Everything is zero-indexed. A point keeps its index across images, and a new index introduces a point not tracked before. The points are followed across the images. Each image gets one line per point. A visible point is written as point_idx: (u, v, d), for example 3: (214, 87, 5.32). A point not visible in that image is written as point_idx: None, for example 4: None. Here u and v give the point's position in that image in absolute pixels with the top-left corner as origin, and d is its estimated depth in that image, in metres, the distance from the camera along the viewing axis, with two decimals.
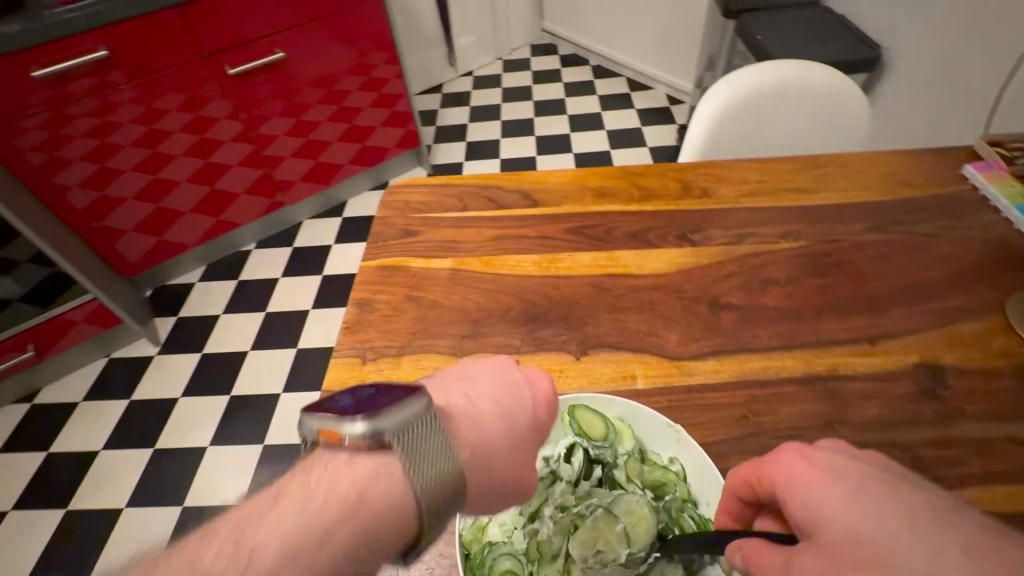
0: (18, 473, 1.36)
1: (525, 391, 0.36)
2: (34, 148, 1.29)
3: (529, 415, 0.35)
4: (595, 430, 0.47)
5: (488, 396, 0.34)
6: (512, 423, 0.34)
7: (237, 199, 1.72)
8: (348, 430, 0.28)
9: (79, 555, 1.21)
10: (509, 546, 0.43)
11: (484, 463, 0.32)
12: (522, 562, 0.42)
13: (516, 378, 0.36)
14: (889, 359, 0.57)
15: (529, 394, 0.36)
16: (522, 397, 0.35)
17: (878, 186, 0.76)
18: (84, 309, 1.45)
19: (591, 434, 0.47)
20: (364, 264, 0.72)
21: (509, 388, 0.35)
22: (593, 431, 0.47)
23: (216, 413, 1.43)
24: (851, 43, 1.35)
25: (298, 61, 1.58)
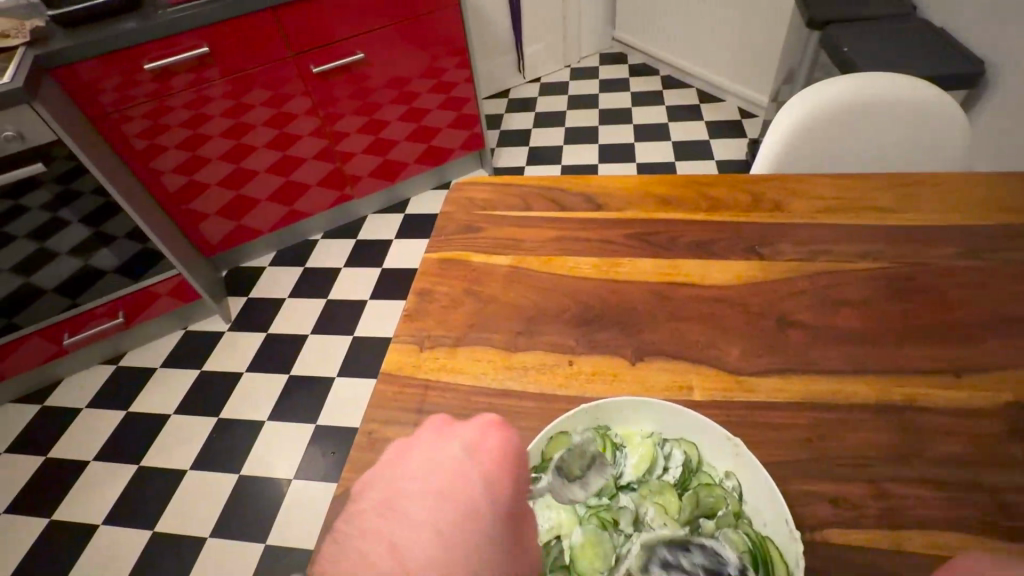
0: (100, 428, 1.49)
1: (459, 465, 0.29)
2: (137, 134, 1.42)
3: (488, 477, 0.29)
4: (638, 451, 0.46)
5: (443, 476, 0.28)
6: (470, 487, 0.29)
7: (309, 190, 1.82)
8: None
9: (146, 510, 1.31)
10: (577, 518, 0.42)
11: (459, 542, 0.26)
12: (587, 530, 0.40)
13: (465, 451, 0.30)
14: (977, 394, 0.52)
15: (471, 470, 0.28)
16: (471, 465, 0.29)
17: (974, 210, 0.70)
18: (168, 283, 1.57)
19: (634, 452, 0.46)
20: (427, 256, 0.75)
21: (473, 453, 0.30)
22: (635, 447, 0.47)
23: (275, 391, 1.51)
24: (951, 58, 1.26)
25: (376, 63, 1.65)
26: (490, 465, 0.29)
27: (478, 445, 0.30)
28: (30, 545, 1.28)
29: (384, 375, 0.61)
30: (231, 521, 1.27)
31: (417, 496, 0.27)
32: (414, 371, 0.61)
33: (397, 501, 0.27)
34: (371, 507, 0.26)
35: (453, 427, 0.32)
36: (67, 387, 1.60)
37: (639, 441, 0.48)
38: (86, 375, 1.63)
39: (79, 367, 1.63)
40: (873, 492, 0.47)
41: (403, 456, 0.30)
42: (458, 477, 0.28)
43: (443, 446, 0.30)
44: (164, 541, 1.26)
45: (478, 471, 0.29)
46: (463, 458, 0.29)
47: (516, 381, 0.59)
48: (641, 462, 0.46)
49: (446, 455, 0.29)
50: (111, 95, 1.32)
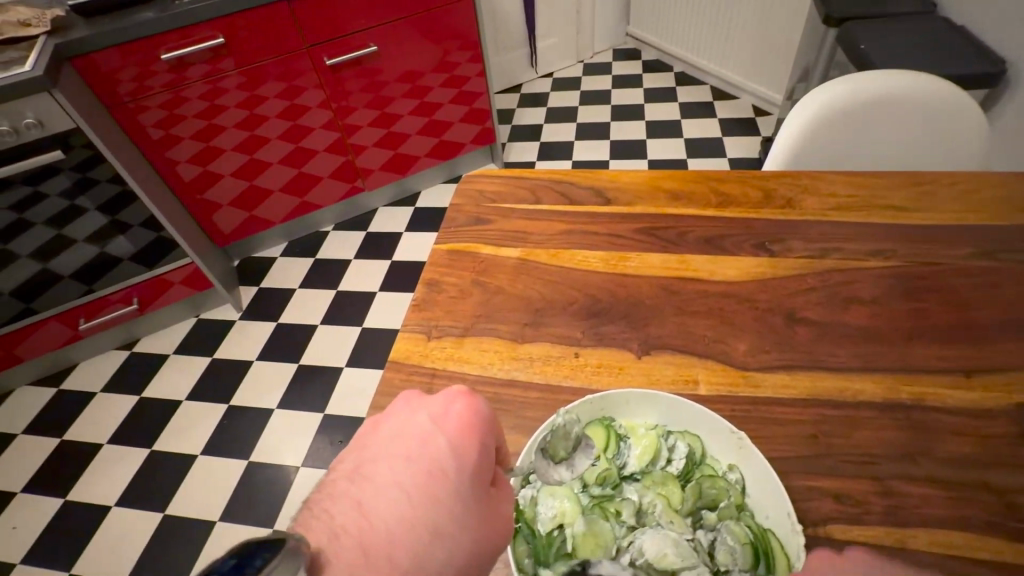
0: (113, 412, 1.52)
1: (424, 433, 0.31)
2: (153, 124, 1.44)
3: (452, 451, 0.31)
4: (641, 443, 0.47)
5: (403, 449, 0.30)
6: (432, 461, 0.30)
7: (321, 182, 1.84)
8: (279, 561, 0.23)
9: (157, 493, 1.34)
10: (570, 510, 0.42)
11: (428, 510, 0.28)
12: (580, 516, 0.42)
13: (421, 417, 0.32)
14: (987, 395, 0.52)
15: (437, 437, 0.30)
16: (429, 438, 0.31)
17: (990, 210, 0.69)
18: (181, 271, 1.60)
19: (637, 444, 0.47)
20: (436, 246, 0.75)
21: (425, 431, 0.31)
22: (639, 439, 0.47)
23: (285, 379, 1.53)
24: (971, 56, 1.23)
25: (389, 57, 1.65)
26: (455, 433, 0.31)
27: (446, 417, 0.32)
28: (45, 524, 1.32)
29: (392, 363, 0.62)
30: (240, 506, 1.29)
31: (385, 462, 0.29)
32: (421, 360, 0.62)
33: (367, 469, 0.29)
34: (340, 475, 0.29)
35: (422, 399, 0.33)
36: (82, 372, 1.63)
37: (643, 431, 0.48)
38: (100, 360, 1.66)
39: (94, 352, 1.66)
40: (878, 489, 0.47)
41: (373, 426, 0.32)
42: (424, 444, 0.30)
43: (412, 416, 0.32)
44: (174, 524, 1.28)
45: (445, 440, 0.31)
46: (429, 428, 0.31)
47: (522, 372, 0.59)
48: (644, 453, 0.46)
49: (412, 425, 0.31)
50: (129, 84, 1.34)
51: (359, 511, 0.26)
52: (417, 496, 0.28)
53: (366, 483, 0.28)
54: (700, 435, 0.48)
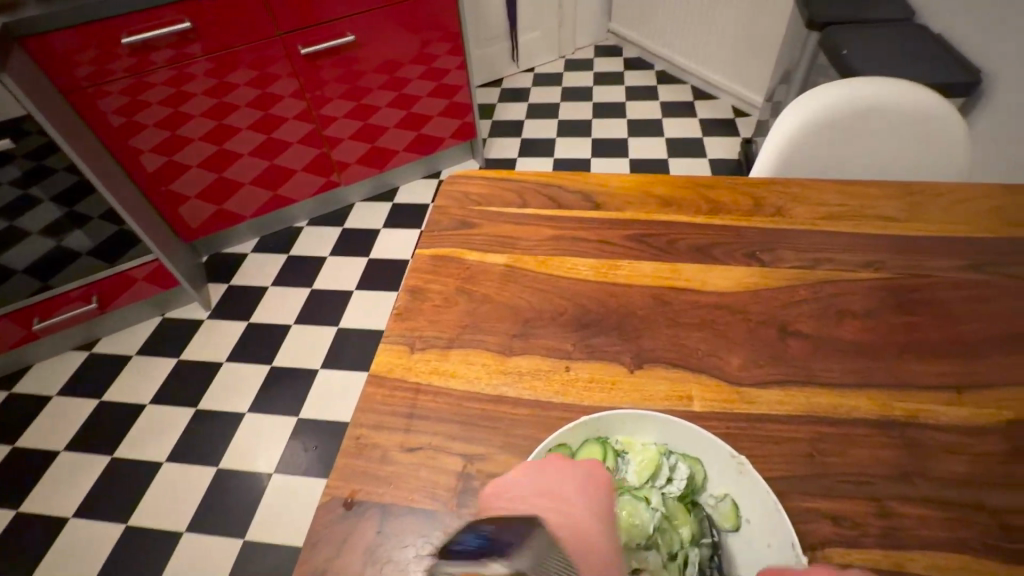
0: (71, 417, 1.43)
1: (590, 483, 0.36)
2: (115, 111, 1.35)
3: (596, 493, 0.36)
4: (641, 458, 0.45)
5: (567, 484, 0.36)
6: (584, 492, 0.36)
7: (294, 175, 1.77)
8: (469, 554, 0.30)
9: (119, 503, 1.27)
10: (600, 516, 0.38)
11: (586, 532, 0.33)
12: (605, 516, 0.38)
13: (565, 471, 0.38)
14: (979, 412, 0.52)
15: (600, 494, 0.36)
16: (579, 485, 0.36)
17: (975, 222, 0.70)
18: (145, 268, 1.51)
19: (636, 458, 0.45)
20: (419, 251, 0.72)
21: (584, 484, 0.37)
22: (638, 455, 0.45)
23: (257, 382, 1.47)
24: (948, 65, 1.26)
25: (366, 47, 1.59)
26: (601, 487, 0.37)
27: (602, 481, 0.37)
28: None
29: (373, 377, 0.59)
30: (210, 515, 1.24)
31: (568, 489, 0.35)
32: (405, 374, 0.59)
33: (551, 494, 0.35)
34: (531, 493, 0.36)
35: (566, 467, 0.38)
36: (36, 374, 1.54)
37: (641, 446, 0.46)
38: (56, 361, 1.57)
39: (51, 353, 1.57)
40: (875, 510, 0.46)
41: (541, 470, 0.38)
42: (593, 490, 0.36)
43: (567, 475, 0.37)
44: (138, 535, 1.22)
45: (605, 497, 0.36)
46: (589, 482, 0.37)
47: (511, 387, 0.57)
48: (642, 469, 0.44)
49: (581, 474, 0.37)
50: (87, 68, 1.26)
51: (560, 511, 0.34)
52: (599, 518, 0.34)
53: (562, 498, 0.35)
54: (702, 459, 0.46)
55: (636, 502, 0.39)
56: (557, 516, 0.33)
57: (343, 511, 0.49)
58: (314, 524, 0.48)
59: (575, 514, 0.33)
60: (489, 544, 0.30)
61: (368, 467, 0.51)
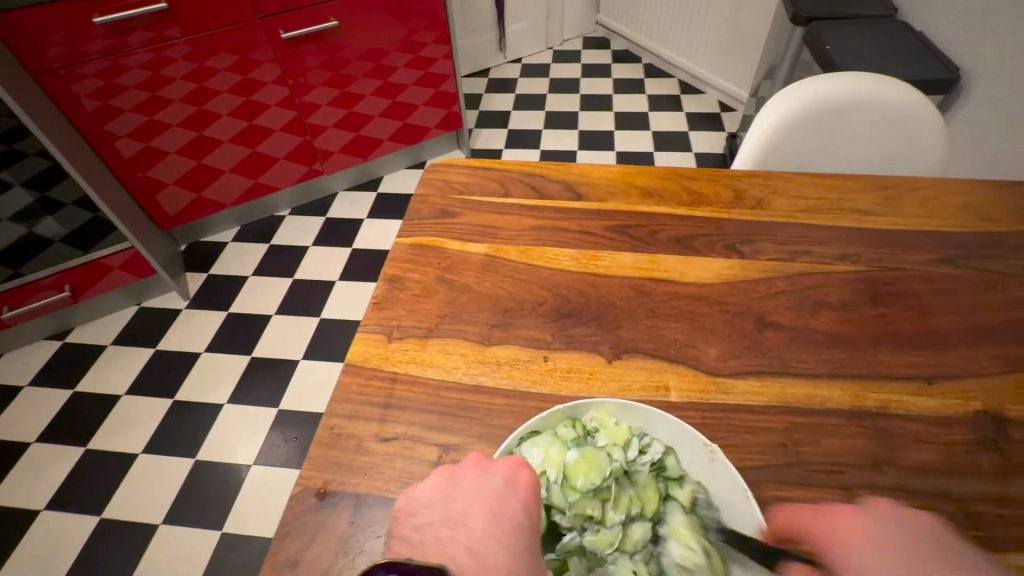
0: (43, 408, 1.40)
1: (502, 492, 0.35)
2: (89, 94, 1.31)
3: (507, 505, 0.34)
4: (611, 431, 0.42)
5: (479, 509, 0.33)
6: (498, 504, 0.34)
7: (276, 163, 1.74)
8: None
9: (93, 495, 1.25)
10: (555, 468, 0.40)
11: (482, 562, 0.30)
12: (558, 466, 0.40)
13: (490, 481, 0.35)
14: (949, 403, 0.53)
15: (514, 495, 0.35)
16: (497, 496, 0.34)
17: (950, 217, 0.70)
18: (122, 256, 1.48)
19: (606, 431, 0.42)
20: (398, 240, 0.71)
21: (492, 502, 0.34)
22: (609, 430, 0.43)
23: (235, 372, 1.45)
24: (929, 62, 1.27)
25: (350, 33, 1.56)
26: (522, 489, 0.36)
27: (515, 480, 0.36)
28: None
29: (349, 366, 0.58)
30: (186, 508, 1.22)
31: (476, 513, 0.33)
32: (381, 363, 0.58)
33: (455, 515, 0.33)
34: (436, 520, 0.33)
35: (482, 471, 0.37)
36: (7, 363, 1.50)
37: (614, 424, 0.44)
38: (28, 351, 1.52)
39: (21, 342, 1.53)
40: (845, 498, 0.47)
41: (455, 485, 0.35)
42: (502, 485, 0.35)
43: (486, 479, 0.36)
44: (112, 528, 1.20)
45: (518, 497, 0.35)
46: (505, 485, 0.35)
47: (488, 376, 0.56)
48: (613, 439, 0.42)
49: (492, 483, 0.35)
50: (59, 49, 1.21)
51: (468, 552, 0.30)
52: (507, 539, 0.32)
53: (469, 528, 0.32)
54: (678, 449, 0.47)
55: (598, 454, 0.39)
56: (461, 552, 0.30)
57: (316, 501, 0.48)
58: (284, 513, 0.47)
59: (478, 533, 0.32)
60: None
61: (343, 457, 0.51)
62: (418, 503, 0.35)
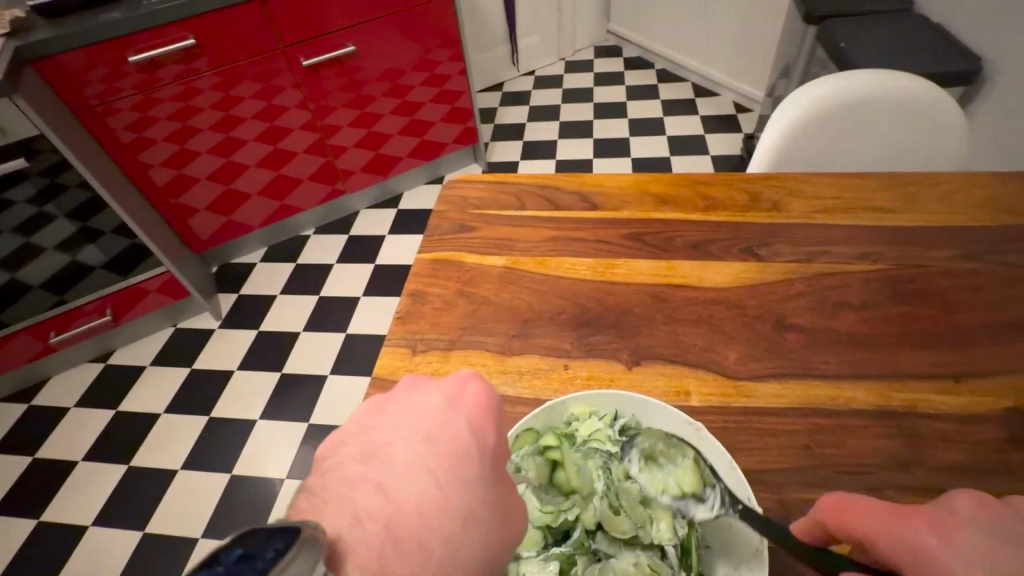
0: (88, 428, 1.47)
1: (442, 429, 0.28)
2: (124, 127, 1.38)
3: (449, 433, 0.28)
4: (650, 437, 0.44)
5: (408, 450, 0.27)
6: (430, 434, 0.28)
7: (300, 184, 1.80)
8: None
9: (136, 510, 1.30)
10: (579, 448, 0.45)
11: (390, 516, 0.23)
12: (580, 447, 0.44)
13: (426, 403, 0.29)
14: (977, 400, 0.52)
15: (456, 420, 0.29)
16: (434, 422, 0.28)
17: (973, 211, 0.69)
18: (157, 279, 1.54)
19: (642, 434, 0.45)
20: (419, 256, 0.73)
21: (424, 433, 0.28)
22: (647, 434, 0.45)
23: (267, 389, 1.50)
24: (950, 54, 1.25)
25: (368, 56, 1.61)
26: (472, 411, 0.29)
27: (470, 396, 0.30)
28: (18, 546, 1.27)
29: (376, 379, 0.60)
30: (224, 522, 1.26)
31: (401, 443, 0.27)
32: (406, 375, 0.60)
33: (381, 456, 0.26)
34: (349, 457, 0.26)
35: (424, 393, 0.30)
36: (54, 385, 1.58)
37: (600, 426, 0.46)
38: (73, 374, 1.60)
39: (67, 365, 1.60)
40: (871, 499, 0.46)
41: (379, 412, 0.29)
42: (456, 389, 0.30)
43: (422, 399, 0.30)
44: (155, 542, 1.24)
45: (458, 424, 0.29)
46: (446, 406, 0.29)
47: (510, 386, 0.58)
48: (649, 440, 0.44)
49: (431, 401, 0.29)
50: (96, 87, 1.29)
51: (380, 492, 0.24)
52: (442, 460, 0.27)
53: (391, 462, 0.26)
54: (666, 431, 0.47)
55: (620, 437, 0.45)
56: (384, 485, 0.25)
57: None
58: None
59: (405, 474, 0.25)
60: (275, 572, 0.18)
61: None
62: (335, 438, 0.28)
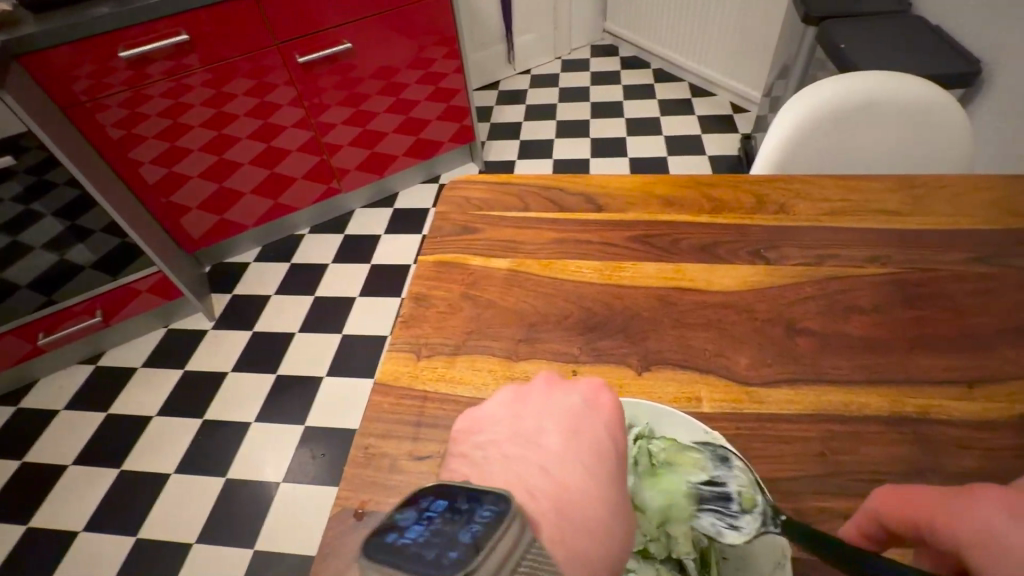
0: (79, 431, 1.44)
1: (580, 423, 0.34)
2: (114, 124, 1.35)
3: (592, 428, 0.34)
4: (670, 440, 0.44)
5: (556, 435, 0.33)
6: (575, 429, 0.33)
7: (294, 183, 1.77)
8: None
9: (128, 516, 1.27)
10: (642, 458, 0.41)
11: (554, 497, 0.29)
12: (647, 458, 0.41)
13: (564, 402, 0.35)
14: (991, 406, 0.52)
15: (590, 418, 0.34)
16: (573, 418, 0.34)
17: (980, 213, 0.69)
18: (149, 279, 1.51)
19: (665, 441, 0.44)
20: (421, 258, 0.72)
21: (569, 425, 0.33)
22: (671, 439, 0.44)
23: (263, 391, 1.48)
24: (948, 55, 1.25)
25: (362, 53, 1.59)
26: (606, 414, 0.35)
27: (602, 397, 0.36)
28: (7, 552, 1.24)
29: (380, 385, 0.59)
30: (219, 527, 1.24)
31: (551, 433, 0.33)
32: (411, 381, 0.59)
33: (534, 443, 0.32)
34: (506, 441, 0.33)
35: (559, 390, 0.36)
36: (43, 388, 1.55)
37: None
38: (61, 376, 1.57)
39: (56, 367, 1.57)
40: None
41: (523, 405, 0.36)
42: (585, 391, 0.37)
43: (563, 398, 0.35)
44: (148, 547, 1.22)
45: (598, 422, 0.34)
46: (584, 408, 0.35)
47: None
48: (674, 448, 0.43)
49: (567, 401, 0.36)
50: (84, 82, 1.26)
51: (545, 474, 0.30)
52: (587, 457, 0.32)
53: (545, 448, 0.32)
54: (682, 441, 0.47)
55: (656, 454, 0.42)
56: (543, 473, 0.30)
57: (354, 521, 0.48)
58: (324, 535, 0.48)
59: (554, 462, 0.31)
60: (436, 529, 0.24)
61: (378, 476, 0.51)
62: (483, 424, 0.35)
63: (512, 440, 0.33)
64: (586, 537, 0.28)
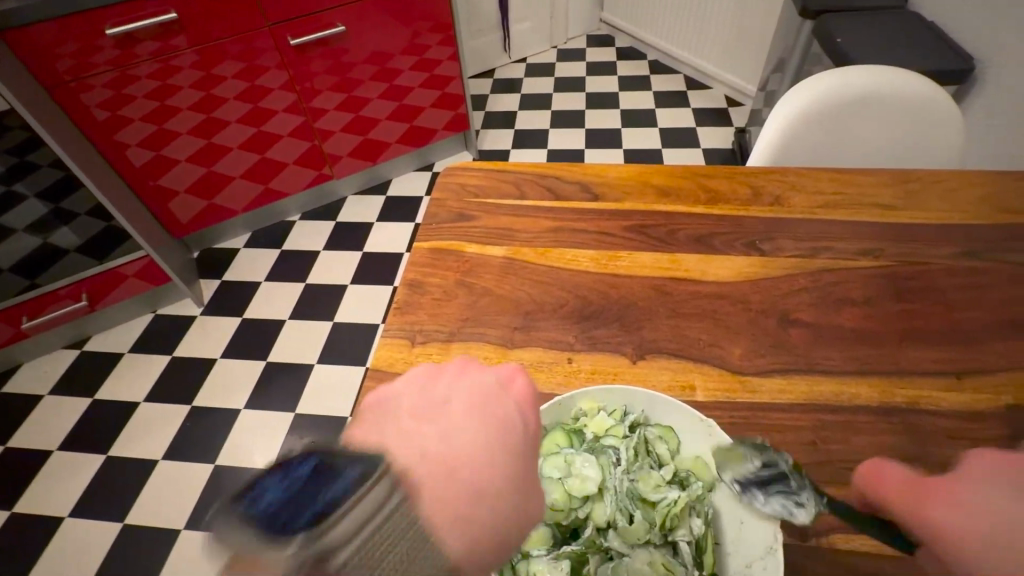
0: (64, 417, 1.42)
1: (498, 395, 0.29)
2: (99, 105, 1.32)
3: (504, 407, 0.28)
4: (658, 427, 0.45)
5: (463, 398, 0.27)
6: (488, 400, 0.28)
7: (285, 168, 1.75)
8: (340, 522, 0.21)
9: (115, 502, 1.26)
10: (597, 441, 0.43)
11: (442, 481, 0.23)
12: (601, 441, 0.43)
13: (475, 377, 0.30)
14: (978, 398, 0.52)
15: (506, 397, 0.29)
16: (490, 393, 0.29)
17: (972, 208, 0.70)
18: (136, 264, 1.49)
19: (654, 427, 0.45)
20: (417, 245, 0.71)
21: (479, 394, 0.28)
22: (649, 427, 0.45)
23: (252, 378, 1.46)
24: (943, 52, 1.26)
25: (356, 37, 1.57)
26: (520, 396, 0.30)
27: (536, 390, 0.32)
28: None
29: (374, 371, 0.58)
30: (207, 513, 1.23)
31: (458, 398, 0.27)
32: (405, 368, 0.58)
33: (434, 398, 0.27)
34: (399, 407, 0.26)
35: (474, 370, 0.31)
36: (27, 373, 1.52)
37: (603, 414, 0.46)
38: (45, 361, 1.54)
39: (39, 352, 1.54)
40: None
41: (433, 378, 0.29)
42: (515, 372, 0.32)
43: (474, 376, 0.30)
44: (134, 534, 1.21)
45: (512, 400, 0.29)
46: (498, 387, 0.30)
47: None
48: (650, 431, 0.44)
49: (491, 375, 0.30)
50: (68, 62, 1.22)
51: (436, 444, 0.24)
52: (491, 422, 0.26)
53: (443, 412, 0.26)
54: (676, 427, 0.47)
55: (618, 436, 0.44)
56: (439, 431, 0.25)
57: None
58: None
59: (454, 429, 0.25)
60: (301, 488, 0.22)
61: None
62: (380, 399, 0.28)
63: (407, 401, 0.27)
64: (466, 522, 0.22)
